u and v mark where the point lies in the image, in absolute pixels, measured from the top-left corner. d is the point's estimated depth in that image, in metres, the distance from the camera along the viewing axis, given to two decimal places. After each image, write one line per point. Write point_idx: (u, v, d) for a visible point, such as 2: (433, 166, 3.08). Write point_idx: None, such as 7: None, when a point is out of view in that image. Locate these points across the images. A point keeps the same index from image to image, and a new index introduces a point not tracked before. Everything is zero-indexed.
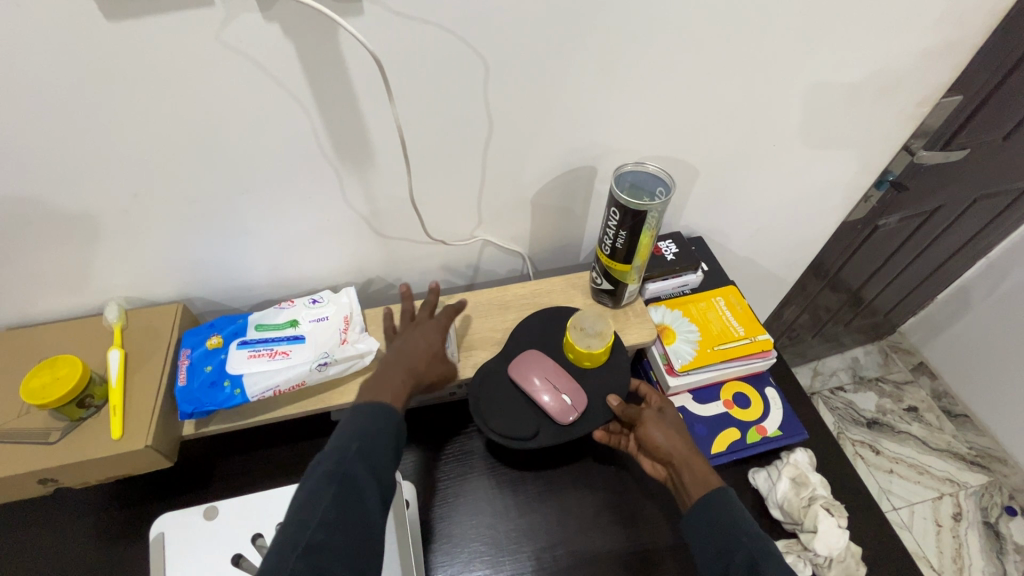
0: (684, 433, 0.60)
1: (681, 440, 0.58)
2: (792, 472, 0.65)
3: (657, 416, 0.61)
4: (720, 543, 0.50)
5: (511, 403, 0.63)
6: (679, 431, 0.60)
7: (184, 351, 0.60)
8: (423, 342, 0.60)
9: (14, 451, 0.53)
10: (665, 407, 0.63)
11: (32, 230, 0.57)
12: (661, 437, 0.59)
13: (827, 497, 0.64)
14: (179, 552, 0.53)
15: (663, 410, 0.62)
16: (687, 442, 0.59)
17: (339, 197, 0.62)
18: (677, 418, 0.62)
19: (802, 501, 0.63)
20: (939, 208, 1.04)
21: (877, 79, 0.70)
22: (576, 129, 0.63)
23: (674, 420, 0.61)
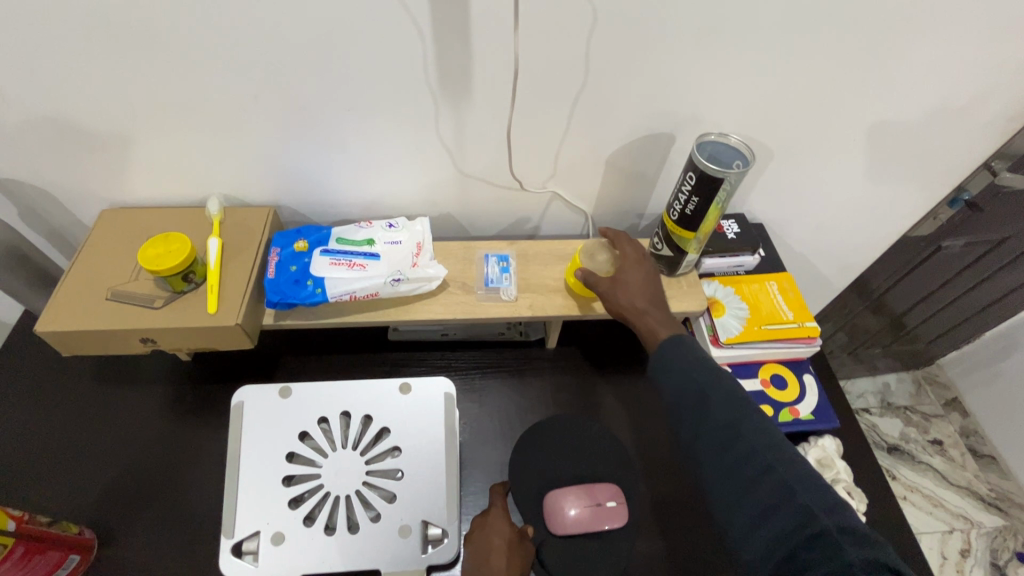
0: (639, 293, 0.65)
1: (632, 300, 0.64)
2: (816, 456, 0.68)
3: (612, 281, 0.66)
4: (679, 388, 0.55)
5: (588, 555, 0.62)
6: (630, 293, 0.65)
7: (274, 250, 0.66)
8: (497, 536, 0.58)
9: (124, 309, 0.60)
10: (624, 271, 0.67)
11: (159, 116, 0.63)
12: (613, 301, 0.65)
13: (848, 482, 0.67)
14: (257, 418, 0.60)
15: (621, 273, 0.67)
16: (640, 304, 0.64)
17: (429, 129, 0.66)
18: (634, 282, 0.66)
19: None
20: (1008, 238, 1.01)
21: (974, 85, 0.69)
22: (665, 94, 0.65)
23: (628, 285, 0.65)
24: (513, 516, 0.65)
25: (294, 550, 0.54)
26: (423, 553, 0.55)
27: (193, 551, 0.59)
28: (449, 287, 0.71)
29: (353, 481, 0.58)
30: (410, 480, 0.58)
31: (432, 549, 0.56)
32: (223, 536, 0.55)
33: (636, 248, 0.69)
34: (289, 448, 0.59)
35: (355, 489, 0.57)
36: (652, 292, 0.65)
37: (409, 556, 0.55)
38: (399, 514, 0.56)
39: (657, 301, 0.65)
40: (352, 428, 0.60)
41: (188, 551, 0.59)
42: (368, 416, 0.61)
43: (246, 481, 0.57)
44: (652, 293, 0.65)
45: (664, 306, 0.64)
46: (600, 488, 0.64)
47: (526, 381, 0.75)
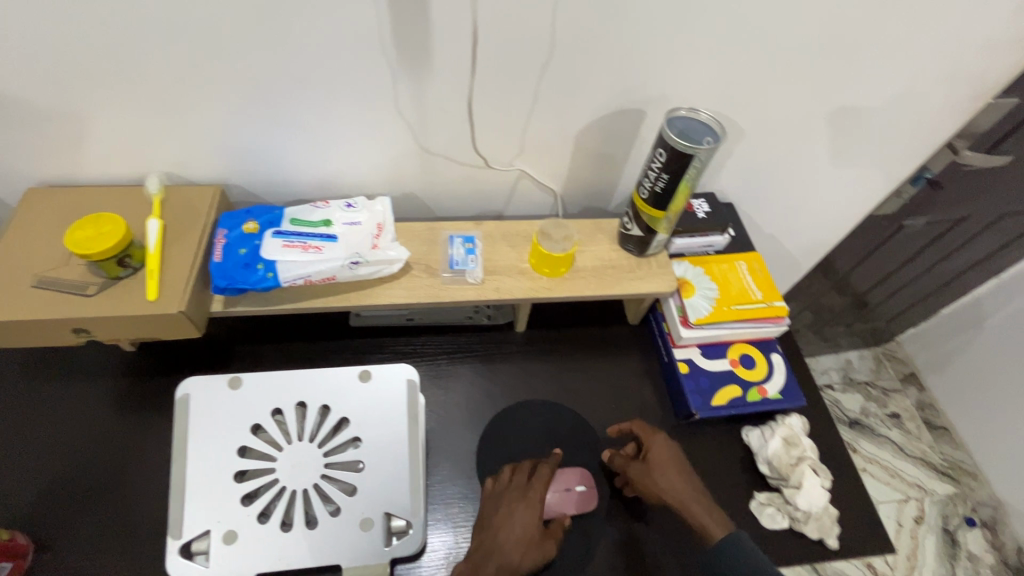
0: (671, 482, 0.61)
1: (670, 485, 0.61)
2: (784, 432, 0.69)
3: (645, 467, 0.62)
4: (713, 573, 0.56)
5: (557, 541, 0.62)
6: (664, 476, 0.62)
7: (221, 231, 0.61)
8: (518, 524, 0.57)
9: (53, 297, 0.55)
10: (654, 451, 0.64)
11: (81, 86, 0.56)
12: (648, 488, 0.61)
13: (814, 459, 0.68)
14: (205, 412, 0.56)
15: (652, 457, 0.63)
16: (675, 492, 0.61)
17: (386, 102, 0.62)
18: (667, 465, 0.63)
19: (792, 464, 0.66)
20: (967, 217, 1.03)
21: (941, 61, 0.68)
22: (635, 67, 0.62)
23: (663, 466, 0.62)
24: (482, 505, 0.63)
25: (248, 549, 0.52)
26: (387, 546, 0.53)
27: (141, 555, 0.56)
28: (412, 270, 0.68)
29: (310, 474, 0.55)
30: (372, 473, 0.56)
31: (396, 541, 0.54)
32: (170, 537, 0.51)
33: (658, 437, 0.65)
34: (241, 442, 0.55)
35: (312, 483, 0.55)
36: (684, 467, 0.63)
37: (372, 550, 0.53)
38: (360, 507, 0.54)
39: (694, 485, 0.62)
40: (309, 420, 0.57)
41: (136, 556, 0.56)
42: (325, 405, 0.58)
43: (194, 478, 0.53)
44: (688, 473, 0.63)
45: (705, 492, 0.62)
46: (570, 470, 0.64)
47: (495, 366, 0.73)
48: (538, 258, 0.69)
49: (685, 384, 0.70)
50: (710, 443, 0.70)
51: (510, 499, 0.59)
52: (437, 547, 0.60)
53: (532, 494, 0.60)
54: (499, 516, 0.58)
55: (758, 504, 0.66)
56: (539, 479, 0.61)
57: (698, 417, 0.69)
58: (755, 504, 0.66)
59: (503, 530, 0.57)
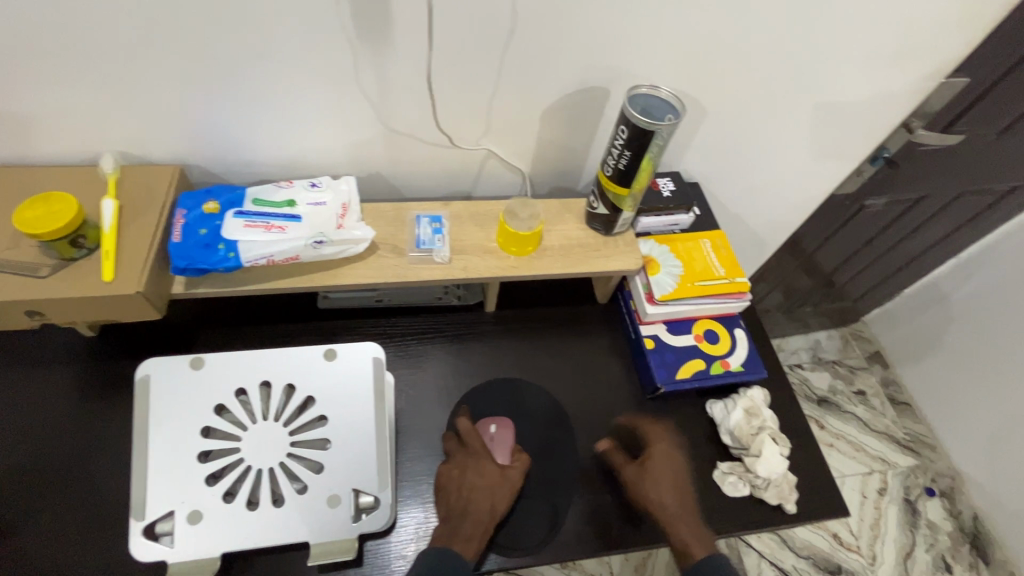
0: (663, 495, 0.62)
1: (662, 497, 0.62)
2: (745, 404, 0.71)
3: (638, 471, 0.63)
4: None
5: (527, 513, 0.63)
6: (657, 488, 0.62)
7: (180, 211, 0.60)
8: (475, 476, 0.60)
9: (3, 279, 0.54)
10: (658, 463, 0.64)
11: (24, 62, 0.54)
12: (638, 493, 0.62)
13: (774, 428, 0.70)
14: (166, 393, 0.55)
15: (657, 468, 0.64)
16: (665, 505, 0.61)
17: (348, 79, 0.61)
18: (665, 478, 0.63)
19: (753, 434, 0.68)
20: (925, 197, 1.06)
21: (895, 41, 0.70)
22: (598, 44, 0.63)
23: (659, 478, 0.63)
24: None
25: (214, 528, 0.52)
26: (355, 522, 0.54)
27: (104, 540, 0.55)
28: (379, 250, 0.68)
29: (276, 452, 0.55)
30: (339, 450, 0.56)
31: (364, 517, 0.54)
32: (133, 519, 0.51)
33: (671, 455, 0.65)
34: (205, 423, 0.55)
35: (279, 462, 0.55)
36: (681, 484, 0.64)
37: (340, 526, 0.53)
38: (327, 484, 0.54)
39: (688, 506, 0.62)
40: (274, 399, 0.57)
41: (99, 540, 0.55)
42: (291, 384, 0.58)
43: (157, 459, 0.53)
44: (682, 488, 0.63)
45: (696, 516, 0.62)
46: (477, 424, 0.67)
47: (464, 345, 0.74)
48: (503, 235, 0.69)
49: (651, 359, 0.72)
50: (676, 416, 0.72)
51: (459, 460, 0.61)
52: (407, 523, 0.60)
53: (473, 446, 0.62)
54: (452, 479, 0.60)
55: (721, 473, 0.68)
56: (470, 433, 0.63)
57: (663, 390, 0.71)
58: (718, 473, 0.68)
59: (467, 483, 0.59)
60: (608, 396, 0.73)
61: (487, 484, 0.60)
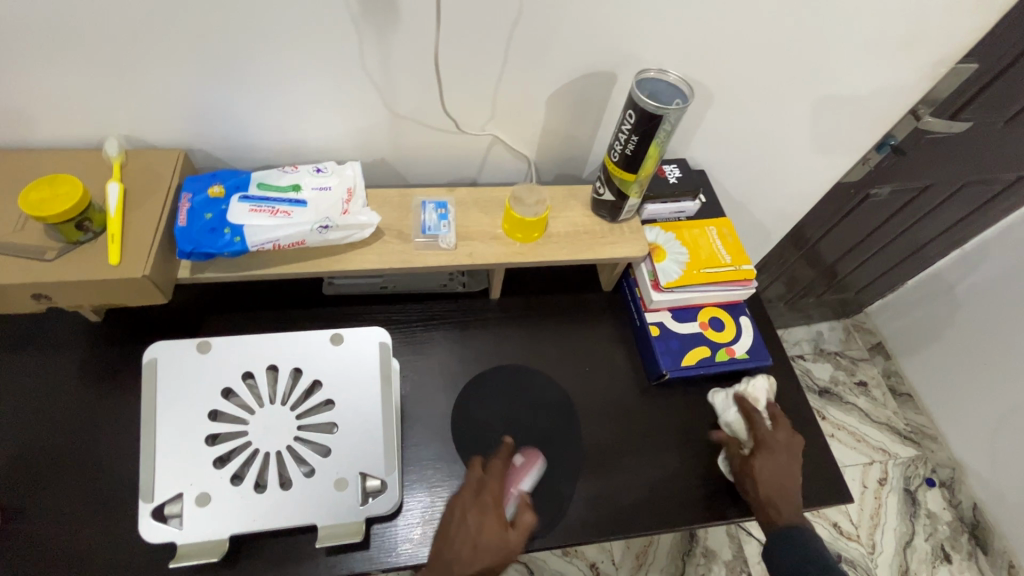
0: (779, 476, 0.65)
1: (785, 478, 0.65)
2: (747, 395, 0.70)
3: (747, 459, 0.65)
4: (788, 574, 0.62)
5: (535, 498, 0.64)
6: (779, 468, 0.65)
7: (185, 195, 0.60)
8: (467, 523, 0.56)
9: (9, 262, 0.54)
10: (778, 441, 0.67)
11: (27, 44, 0.54)
12: (748, 486, 0.64)
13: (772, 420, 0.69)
14: (173, 377, 0.55)
15: (760, 452, 0.65)
16: (790, 484, 0.65)
17: (352, 62, 0.61)
18: (776, 456, 0.65)
19: (769, 433, 0.67)
20: (931, 185, 1.05)
21: (905, 26, 0.69)
22: (605, 28, 0.62)
23: (779, 458, 0.65)
24: (457, 465, 0.64)
25: (222, 510, 0.52)
26: (362, 505, 0.54)
27: (112, 522, 0.56)
28: (385, 236, 0.67)
29: (284, 436, 0.55)
30: (346, 434, 0.56)
31: (371, 500, 0.54)
32: (142, 501, 0.51)
33: (785, 423, 0.69)
34: (212, 406, 0.55)
35: (286, 445, 0.55)
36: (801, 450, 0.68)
37: (347, 509, 0.54)
38: (335, 467, 0.55)
39: (786, 483, 0.65)
40: (281, 383, 0.57)
41: (107, 522, 0.55)
42: (297, 369, 0.58)
43: (165, 442, 0.53)
44: (788, 459, 0.66)
45: (792, 489, 0.65)
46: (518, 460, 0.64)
47: (469, 332, 0.74)
48: (509, 222, 0.69)
49: (656, 346, 0.72)
50: (680, 403, 0.73)
51: (464, 502, 0.57)
52: (413, 507, 0.61)
53: (485, 494, 0.57)
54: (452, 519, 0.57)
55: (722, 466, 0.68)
56: (492, 475, 0.59)
57: (668, 377, 0.71)
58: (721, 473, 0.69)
59: (464, 532, 0.55)
60: (613, 383, 0.73)
61: (475, 536, 0.55)
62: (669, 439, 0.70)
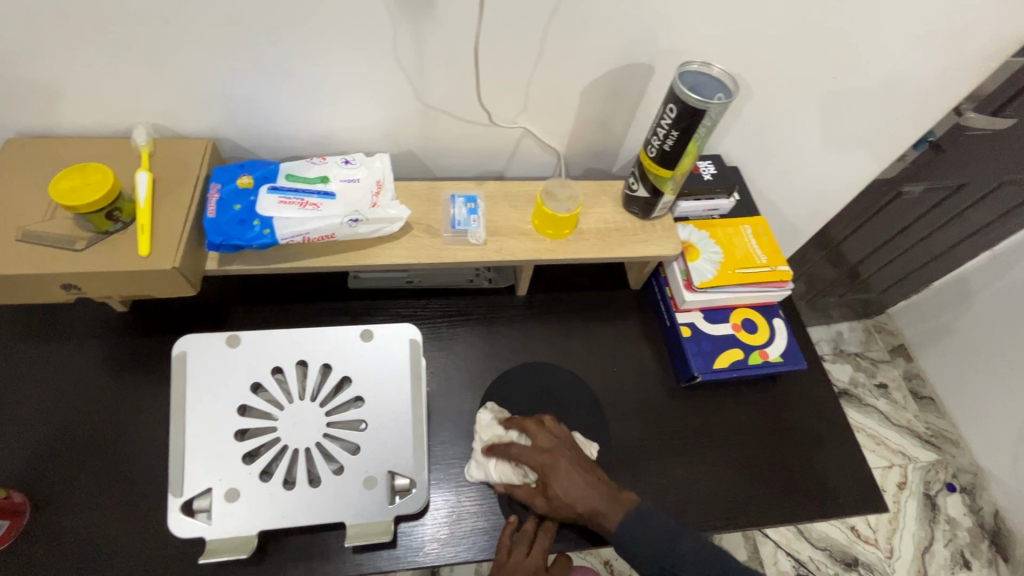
0: (582, 490, 0.56)
1: (573, 495, 0.56)
2: (488, 439, 0.61)
3: (544, 500, 0.57)
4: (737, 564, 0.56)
5: None
6: (574, 484, 0.56)
7: (214, 185, 0.59)
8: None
9: (39, 251, 0.53)
10: (548, 458, 0.58)
11: (59, 30, 0.53)
12: (563, 513, 0.57)
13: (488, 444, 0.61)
14: (202, 371, 0.55)
15: (546, 480, 0.57)
16: (595, 493, 0.56)
17: (385, 52, 0.59)
18: (561, 474, 0.57)
19: (526, 455, 0.58)
20: (966, 184, 1.01)
21: (958, 21, 0.66)
22: (646, 19, 0.60)
23: (559, 475, 0.57)
24: None
25: (250, 506, 0.51)
26: (391, 504, 0.53)
27: (141, 514, 0.55)
28: (413, 230, 0.66)
29: (313, 432, 0.55)
30: (375, 432, 0.55)
31: (399, 500, 0.54)
32: (171, 495, 0.51)
33: (547, 434, 0.60)
34: (242, 401, 0.55)
35: (315, 442, 0.54)
36: (550, 471, 0.57)
37: (375, 507, 0.53)
38: (364, 465, 0.54)
39: (574, 507, 0.56)
40: (311, 379, 0.56)
41: (136, 514, 0.55)
42: (327, 364, 0.57)
43: (195, 436, 0.53)
44: (537, 490, 0.58)
45: (581, 502, 0.56)
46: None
47: (495, 328, 0.73)
48: (541, 217, 0.67)
49: (688, 347, 0.70)
50: (711, 407, 0.71)
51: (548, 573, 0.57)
52: (439, 506, 0.60)
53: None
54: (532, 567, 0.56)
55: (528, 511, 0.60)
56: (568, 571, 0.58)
57: (699, 380, 0.69)
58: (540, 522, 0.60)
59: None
60: (642, 385, 0.71)
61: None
62: (698, 443, 0.69)
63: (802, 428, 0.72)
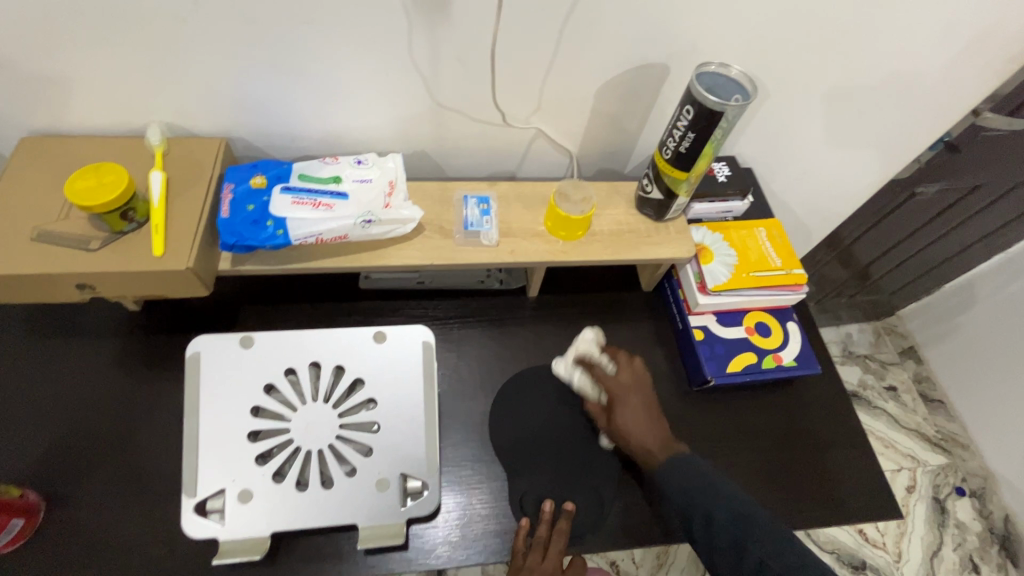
0: (640, 425, 0.61)
1: (631, 428, 0.61)
2: (584, 349, 0.66)
3: (609, 425, 0.62)
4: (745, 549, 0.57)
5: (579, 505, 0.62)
6: (635, 419, 0.61)
7: (227, 185, 0.59)
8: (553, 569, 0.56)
9: (54, 251, 0.53)
10: (623, 389, 0.63)
11: (74, 30, 0.53)
12: (620, 441, 0.62)
13: (580, 375, 0.66)
14: (216, 371, 0.55)
15: (616, 404, 0.62)
16: (653, 434, 0.61)
17: (398, 52, 0.59)
18: (631, 403, 0.62)
19: (606, 379, 0.64)
20: (981, 185, 0.99)
21: (979, 22, 0.64)
22: (663, 19, 0.59)
23: (627, 407, 0.62)
24: (494, 466, 0.63)
25: (264, 507, 0.51)
26: (403, 506, 0.53)
27: (155, 512, 0.55)
28: (425, 231, 0.66)
29: (326, 434, 0.55)
30: (388, 434, 0.55)
31: (411, 502, 0.53)
32: (185, 495, 0.51)
33: (631, 370, 0.64)
34: (255, 402, 0.55)
35: (328, 443, 0.54)
36: (620, 403, 0.62)
37: (388, 510, 0.53)
38: (377, 468, 0.54)
39: (634, 441, 0.61)
40: (324, 380, 0.57)
41: (150, 513, 0.55)
42: (339, 365, 0.57)
43: (208, 437, 0.53)
44: (606, 418, 0.63)
45: (640, 435, 0.61)
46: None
47: (507, 330, 0.72)
48: (553, 217, 0.67)
49: (700, 350, 0.70)
50: (723, 411, 0.70)
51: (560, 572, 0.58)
52: (450, 508, 0.60)
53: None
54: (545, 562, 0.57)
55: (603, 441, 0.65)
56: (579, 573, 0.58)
57: (712, 383, 0.69)
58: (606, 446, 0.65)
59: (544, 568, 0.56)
60: (654, 389, 0.71)
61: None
62: (710, 447, 0.68)
63: (815, 433, 0.71)
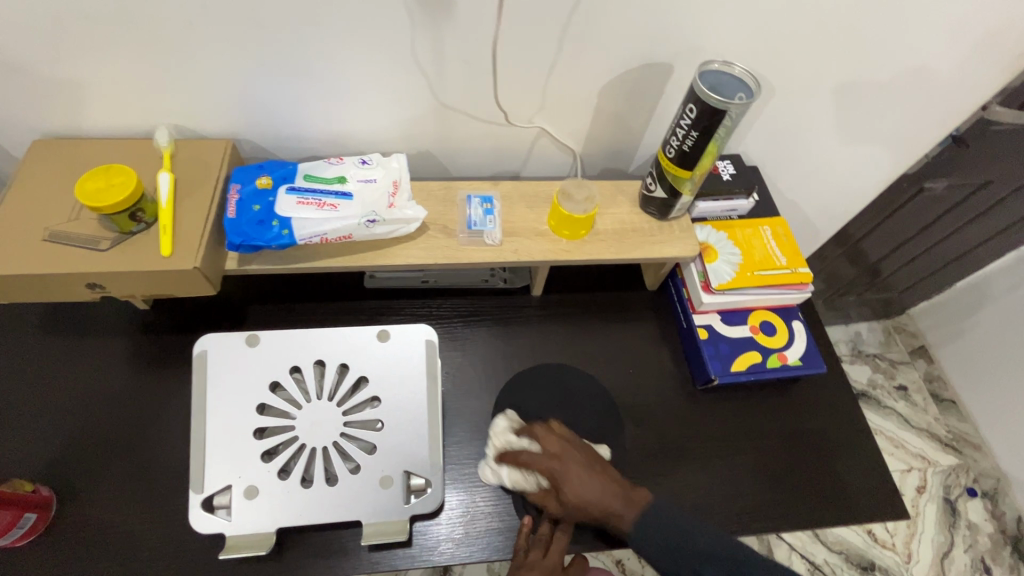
0: (592, 493, 0.56)
1: (586, 499, 0.56)
2: (501, 444, 0.60)
3: (563, 506, 0.57)
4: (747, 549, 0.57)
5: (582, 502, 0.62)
6: (586, 486, 0.57)
7: (234, 186, 0.60)
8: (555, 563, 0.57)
9: (66, 251, 0.54)
10: (559, 463, 0.57)
11: (84, 34, 0.54)
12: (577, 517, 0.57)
13: (513, 467, 0.59)
14: (222, 368, 0.56)
15: (559, 484, 0.57)
16: (609, 493, 0.57)
17: (402, 53, 0.59)
18: (570, 477, 0.57)
19: (537, 460, 0.58)
20: (992, 183, 0.98)
21: (988, 18, 0.64)
22: (666, 18, 0.59)
23: (570, 478, 0.57)
24: (497, 465, 0.63)
25: (270, 504, 0.52)
26: (406, 503, 0.54)
27: (164, 509, 0.56)
28: (429, 231, 0.66)
29: (330, 431, 0.56)
30: (391, 432, 0.56)
31: (415, 499, 0.54)
32: (193, 491, 0.52)
33: (555, 437, 0.59)
34: (260, 400, 0.55)
35: (332, 441, 0.55)
36: (562, 476, 0.57)
37: (392, 506, 0.53)
38: (381, 465, 0.54)
39: (599, 504, 0.56)
40: (328, 378, 0.57)
41: (159, 508, 0.56)
42: (344, 364, 0.58)
43: (215, 433, 0.54)
44: (558, 495, 0.57)
45: (601, 499, 0.56)
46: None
47: (510, 329, 0.72)
48: (557, 216, 0.67)
49: (705, 349, 0.69)
50: (727, 410, 0.70)
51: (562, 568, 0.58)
52: (453, 506, 0.60)
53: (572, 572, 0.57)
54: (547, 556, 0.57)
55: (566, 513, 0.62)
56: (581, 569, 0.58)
57: (717, 382, 0.68)
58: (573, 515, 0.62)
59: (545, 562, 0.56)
60: (658, 388, 0.71)
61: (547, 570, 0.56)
62: (714, 446, 0.68)
63: (820, 433, 0.71)
